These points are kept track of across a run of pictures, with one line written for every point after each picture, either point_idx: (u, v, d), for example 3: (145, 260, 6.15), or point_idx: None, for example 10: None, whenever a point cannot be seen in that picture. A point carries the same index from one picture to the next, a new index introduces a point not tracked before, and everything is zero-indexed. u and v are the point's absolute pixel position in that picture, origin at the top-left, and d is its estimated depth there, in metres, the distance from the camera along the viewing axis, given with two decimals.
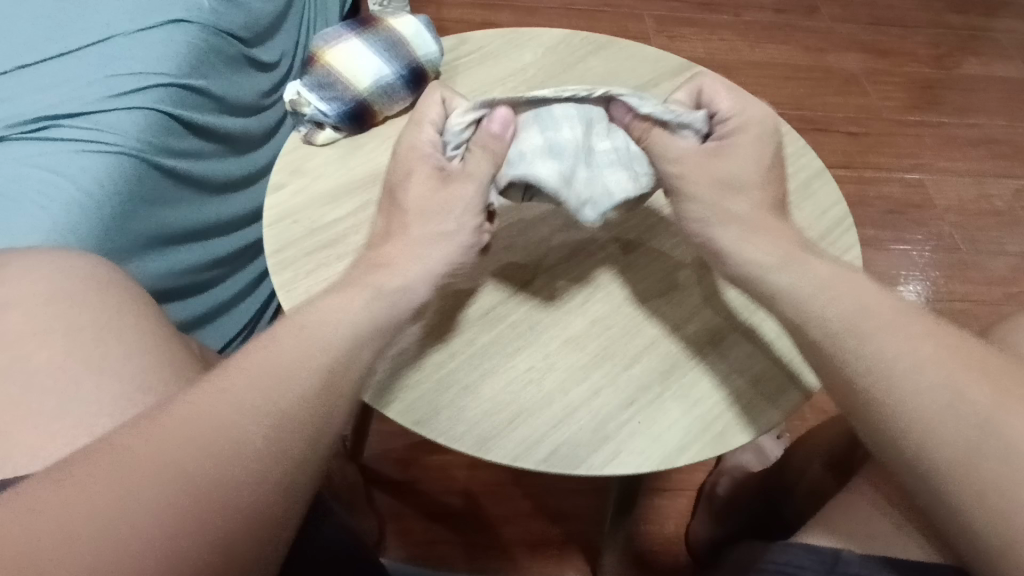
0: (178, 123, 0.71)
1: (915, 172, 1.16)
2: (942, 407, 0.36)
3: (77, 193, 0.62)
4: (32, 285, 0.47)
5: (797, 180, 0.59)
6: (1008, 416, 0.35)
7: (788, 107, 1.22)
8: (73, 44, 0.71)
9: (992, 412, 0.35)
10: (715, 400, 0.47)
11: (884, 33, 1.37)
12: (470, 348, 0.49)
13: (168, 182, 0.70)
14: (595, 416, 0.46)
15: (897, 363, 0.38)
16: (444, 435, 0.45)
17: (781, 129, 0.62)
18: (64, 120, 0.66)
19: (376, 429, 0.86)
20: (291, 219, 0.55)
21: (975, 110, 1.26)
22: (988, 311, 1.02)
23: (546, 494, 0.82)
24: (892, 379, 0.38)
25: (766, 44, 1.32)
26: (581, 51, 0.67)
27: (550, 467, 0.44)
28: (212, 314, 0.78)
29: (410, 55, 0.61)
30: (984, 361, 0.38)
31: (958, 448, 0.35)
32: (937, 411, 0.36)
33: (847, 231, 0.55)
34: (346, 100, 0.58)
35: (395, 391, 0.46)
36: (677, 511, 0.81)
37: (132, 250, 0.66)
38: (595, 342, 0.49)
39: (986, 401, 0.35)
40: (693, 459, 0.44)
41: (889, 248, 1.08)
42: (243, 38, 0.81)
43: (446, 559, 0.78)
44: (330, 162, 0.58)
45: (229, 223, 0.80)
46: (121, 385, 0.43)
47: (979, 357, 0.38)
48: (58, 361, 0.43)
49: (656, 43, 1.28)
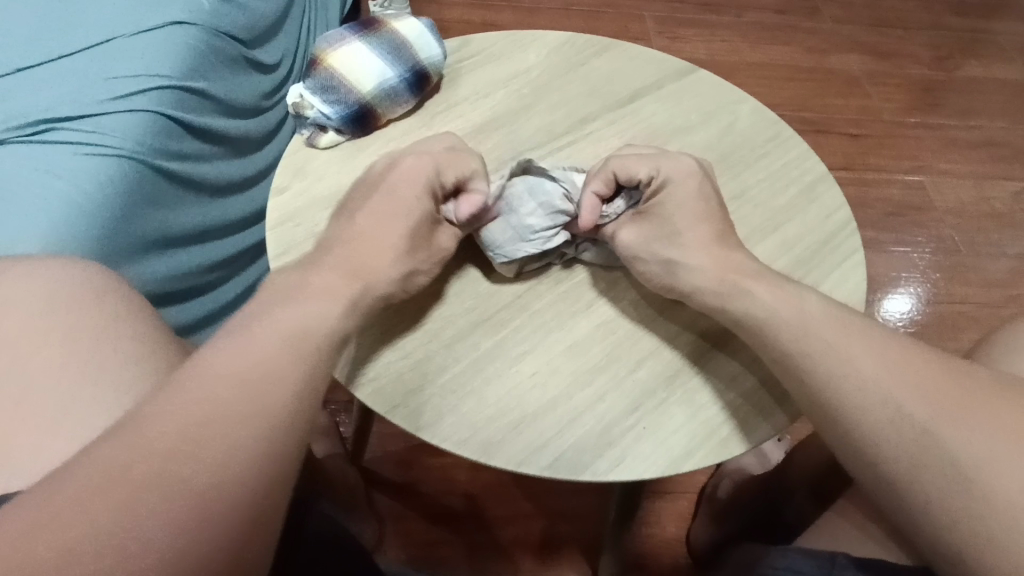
0: (179, 126, 0.70)
1: (915, 174, 1.16)
2: (887, 418, 0.38)
3: (78, 196, 0.62)
4: (34, 289, 0.47)
5: (801, 184, 0.58)
6: (951, 427, 0.36)
7: (788, 108, 1.22)
8: (73, 45, 0.70)
9: (931, 420, 0.37)
10: (719, 405, 0.46)
11: (885, 34, 1.37)
12: (473, 353, 0.48)
13: (168, 185, 0.70)
14: (599, 421, 0.46)
15: (845, 379, 0.40)
16: (447, 441, 0.45)
17: (785, 131, 0.62)
18: (64, 122, 0.66)
19: (376, 430, 0.86)
20: (293, 222, 0.54)
21: (975, 112, 1.26)
22: (987, 313, 1.02)
23: (546, 496, 0.82)
24: (843, 394, 0.39)
25: (767, 45, 1.31)
26: (585, 52, 0.67)
27: (554, 473, 0.44)
28: (212, 317, 0.78)
29: (413, 57, 0.60)
30: (933, 372, 0.39)
31: (905, 458, 0.37)
32: (897, 412, 0.38)
33: (850, 235, 0.55)
34: (349, 103, 0.58)
35: (398, 396, 0.46)
36: (677, 513, 0.82)
37: (132, 253, 0.66)
38: (598, 346, 0.49)
39: (924, 412, 0.37)
40: (697, 465, 0.44)
41: (890, 250, 1.08)
42: (244, 39, 0.80)
43: (446, 561, 0.78)
44: (332, 165, 0.58)
45: (230, 226, 0.80)
46: (124, 391, 0.43)
47: (929, 368, 0.39)
48: (60, 366, 0.43)
49: (657, 44, 1.28)
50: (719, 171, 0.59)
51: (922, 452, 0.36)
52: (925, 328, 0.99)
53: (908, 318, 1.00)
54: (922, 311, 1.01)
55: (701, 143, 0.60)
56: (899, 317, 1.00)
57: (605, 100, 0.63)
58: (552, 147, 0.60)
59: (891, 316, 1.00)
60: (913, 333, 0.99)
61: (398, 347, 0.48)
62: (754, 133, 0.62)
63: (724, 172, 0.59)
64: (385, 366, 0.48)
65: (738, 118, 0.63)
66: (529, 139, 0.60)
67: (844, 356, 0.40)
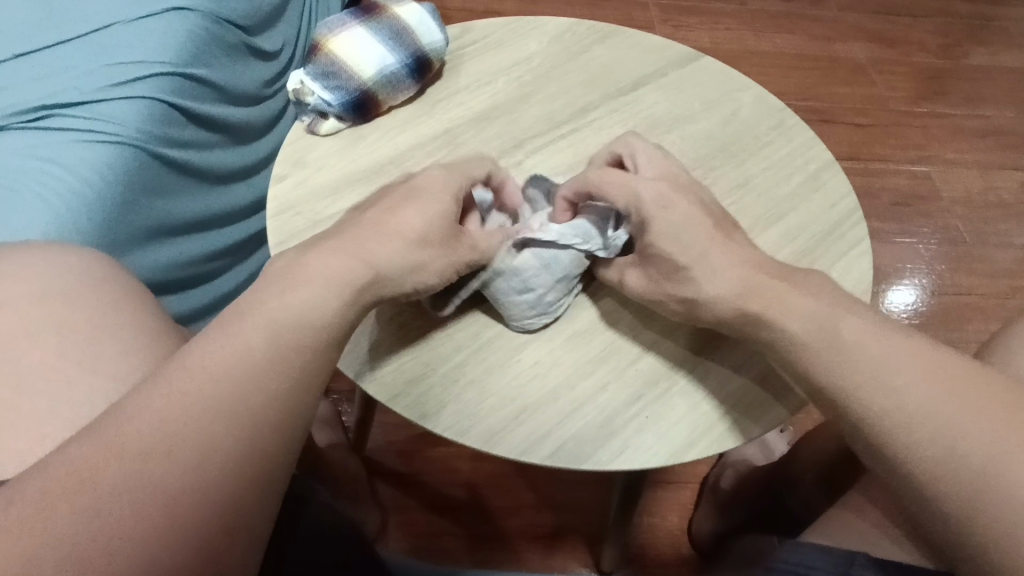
0: (179, 114, 0.70)
1: (922, 164, 1.15)
2: (938, 456, 0.36)
3: (78, 185, 0.62)
4: (34, 277, 0.47)
5: (806, 173, 0.58)
6: (1009, 467, 0.34)
7: (794, 98, 1.21)
8: (71, 32, 0.70)
9: (988, 461, 0.35)
10: (723, 395, 0.46)
11: (892, 22, 1.35)
12: (475, 342, 0.48)
13: (169, 174, 0.69)
14: (602, 411, 0.46)
15: (892, 412, 0.37)
16: (449, 430, 0.45)
17: (790, 119, 0.61)
18: (63, 110, 0.65)
19: (378, 421, 0.86)
20: (294, 211, 0.54)
21: (983, 101, 1.25)
22: (993, 304, 1.01)
23: (548, 487, 0.82)
24: (888, 426, 0.37)
25: (772, 33, 1.30)
26: (587, 39, 0.66)
27: (557, 462, 0.44)
28: (213, 306, 0.77)
29: (414, 43, 0.59)
30: (989, 403, 0.36)
31: (956, 497, 0.35)
32: (950, 450, 0.36)
33: (856, 225, 0.55)
34: (350, 90, 0.58)
35: (400, 386, 0.46)
36: (680, 503, 0.82)
37: (133, 242, 0.65)
38: (601, 336, 0.49)
39: (981, 452, 0.35)
40: (700, 454, 0.44)
41: (895, 240, 1.07)
42: (244, 26, 0.79)
43: (449, 551, 0.79)
44: (332, 153, 0.58)
45: (231, 215, 0.80)
46: (122, 380, 0.43)
47: (984, 397, 0.37)
48: (59, 354, 0.43)
49: (661, 32, 1.27)
50: (723, 159, 0.58)
51: (974, 487, 0.35)
52: (929, 319, 0.99)
53: (913, 309, 1.00)
54: (927, 302, 1.00)
55: (705, 131, 0.60)
56: (903, 308, 1.00)
57: (607, 88, 0.62)
58: (553, 136, 0.59)
59: (895, 308, 1.00)
60: (917, 324, 0.98)
61: (400, 337, 0.48)
62: (758, 121, 0.61)
63: (728, 160, 0.58)
64: (386, 357, 0.47)
65: (742, 106, 0.62)
66: (531, 128, 0.59)
67: (888, 386, 0.38)
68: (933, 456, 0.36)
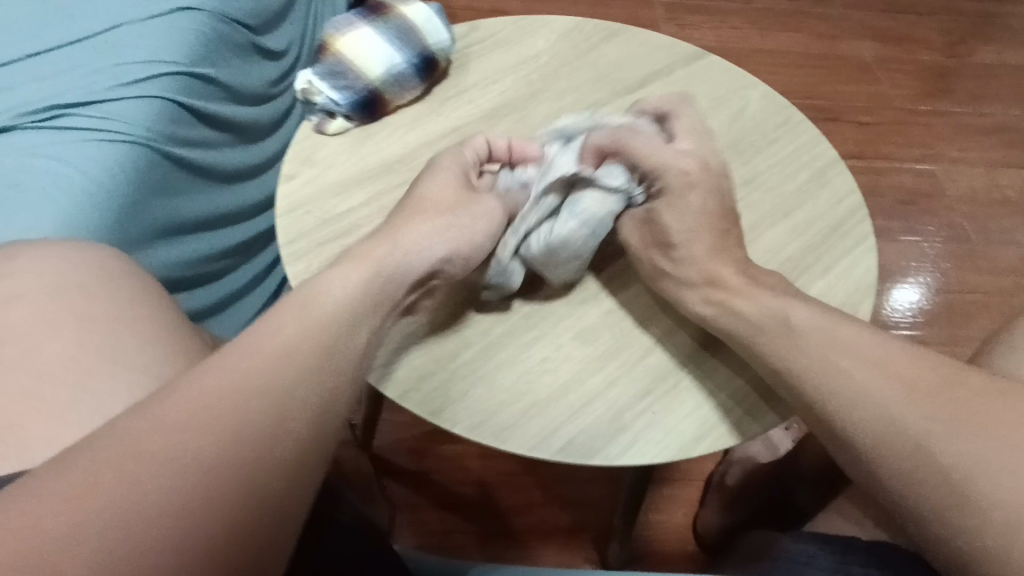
0: (187, 113, 0.70)
1: (927, 162, 1.15)
2: (879, 432, 0.37)
3: (88, 183, 0.62)
4: (46, 274, 0.47)
5: (813, 169, 0.58)
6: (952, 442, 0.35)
7: (798, 96, 1.21)
8: (80, 32, 0.70)
9: (925, 431, 0.36)
10: (732, 390, 0.46)
11: (896, 20, 1.35)
12: (484, 339, 0.48)
13: (177, 172, 0.70)
14: (611, 407, 0.46)
15: (840, 394, 0.39)
16: (460, 426, 0.45)
17: (797, 117, 0.61)
18: (72, 109, 0.66)
19: (385, 419, 0.86)
20: (303, 209, 0.54)
21: (988, 99, 1.25)
22: (999, 302, 1.01)
23: (554, 483, 0.82)
24: (838, 407, 0.39)
25: (777, 31, 1.30)
26: (593, 38, 0.66)
27: (566, 457, 0.44)
28: (222, 304, 0.78)
29: (421, 42, 0.60)
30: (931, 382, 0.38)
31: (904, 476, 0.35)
32: (890, 425, 0.37)
33: (863, 221, 0.55)
34: (357, 89, 0.58)
35: (411, 383, 0.46)
36: (685, 500, 0.82)
37: (142, 240, 0.66)
38: (608, 332, 0.49)
39: (919, 422, 0.36)
40: (709, 450, 0.44)
41: (901, 238, 1.07)
42: (250, 26, 0.80)
43: (455, 547, 0.79)
44: (341, 151, 0.58)
45: (238, 214, 0.80)
46: (136, 376, 0.43)
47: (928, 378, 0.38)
48: (74, 350, 0.44)
49: (665, 31, 1.27)
50: (728, 157, 0.58)
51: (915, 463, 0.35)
52: (935, 318, 0.99)
53: (919, 307, 1.00)
54: (932, 300, 1.01)
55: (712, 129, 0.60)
56: (908, 306, 1.00)
57: (613, 86, 0.62)
58: None
59: (900, 306, 1.00)
60: (923, 322, 0.98)
61: (409, 334, 0.48)
62: (765, 119, 0.61)
63: (736, 157, 0.58)
64: (397, 354, 0.47)
65: (749, 103, 0.62)
66: (538, 126, 0.59)
67: (834, 367, 0.40)
68: (877, 436, 0.37)
